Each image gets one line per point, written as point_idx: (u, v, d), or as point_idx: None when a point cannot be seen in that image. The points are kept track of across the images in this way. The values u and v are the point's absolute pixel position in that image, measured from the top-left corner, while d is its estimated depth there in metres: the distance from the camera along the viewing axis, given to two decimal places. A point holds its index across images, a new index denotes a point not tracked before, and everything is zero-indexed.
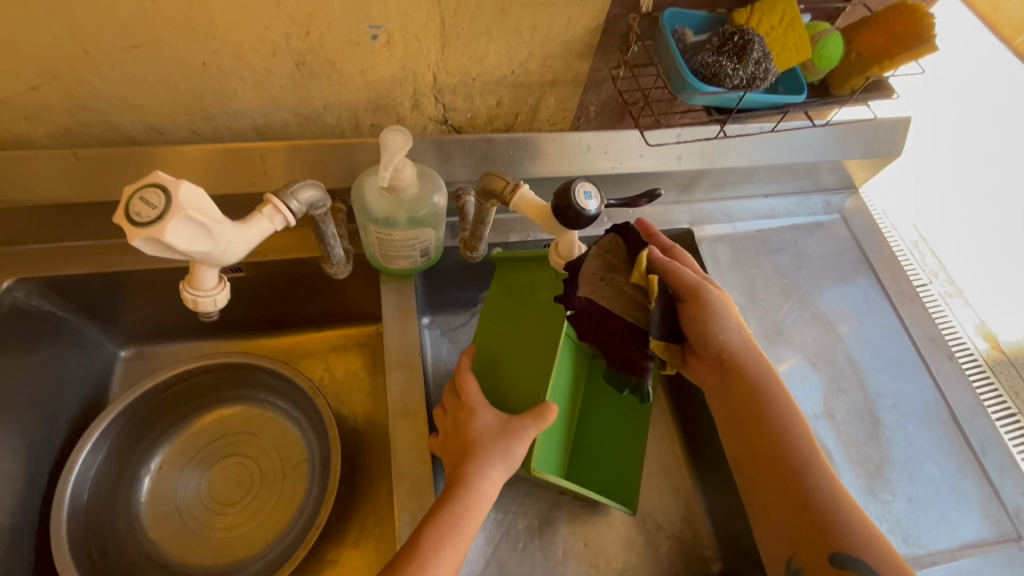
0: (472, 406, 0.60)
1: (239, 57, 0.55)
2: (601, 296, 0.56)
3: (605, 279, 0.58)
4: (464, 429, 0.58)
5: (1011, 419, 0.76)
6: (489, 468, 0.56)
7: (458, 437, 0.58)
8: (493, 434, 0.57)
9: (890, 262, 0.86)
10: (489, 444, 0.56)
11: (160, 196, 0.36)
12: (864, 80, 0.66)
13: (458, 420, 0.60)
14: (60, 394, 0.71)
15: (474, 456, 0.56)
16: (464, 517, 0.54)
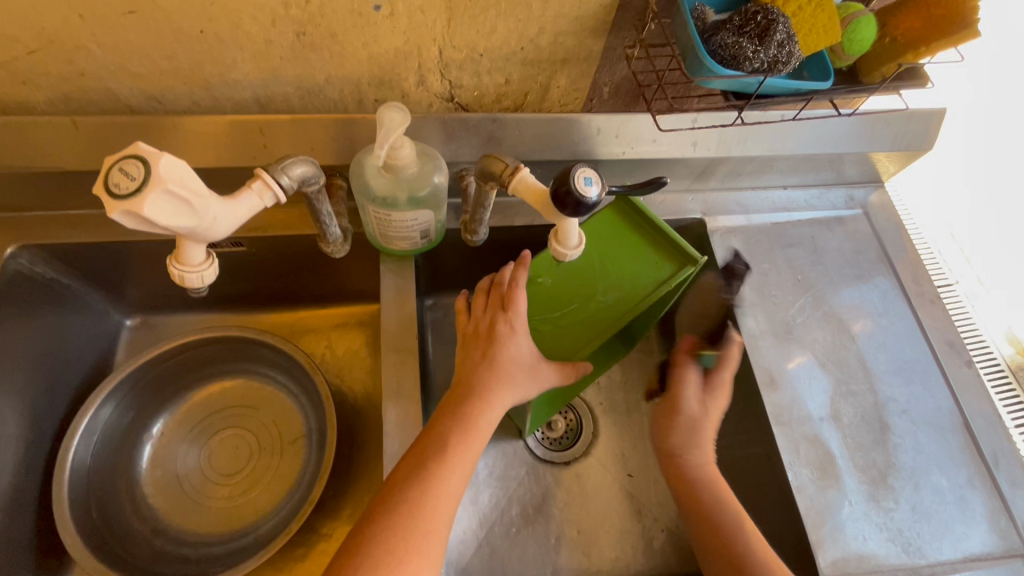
0: (516, 330, 0.59)
1: (238, 26, 0.53)
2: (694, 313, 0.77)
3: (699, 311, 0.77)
4: (501, 343, 0.58)
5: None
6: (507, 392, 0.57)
7: (491, 345, 0.58)
8: (524, 366, 0.58)
9: (913, 262, 0.82)
10: (516, 376, 0.57)
11: (139, 168, 0.35)
12: (896, 67, 0.62)
13: (495, 325, 0.59)
14: (64, 359, 0.72)
15: (501, 383, 0.57)
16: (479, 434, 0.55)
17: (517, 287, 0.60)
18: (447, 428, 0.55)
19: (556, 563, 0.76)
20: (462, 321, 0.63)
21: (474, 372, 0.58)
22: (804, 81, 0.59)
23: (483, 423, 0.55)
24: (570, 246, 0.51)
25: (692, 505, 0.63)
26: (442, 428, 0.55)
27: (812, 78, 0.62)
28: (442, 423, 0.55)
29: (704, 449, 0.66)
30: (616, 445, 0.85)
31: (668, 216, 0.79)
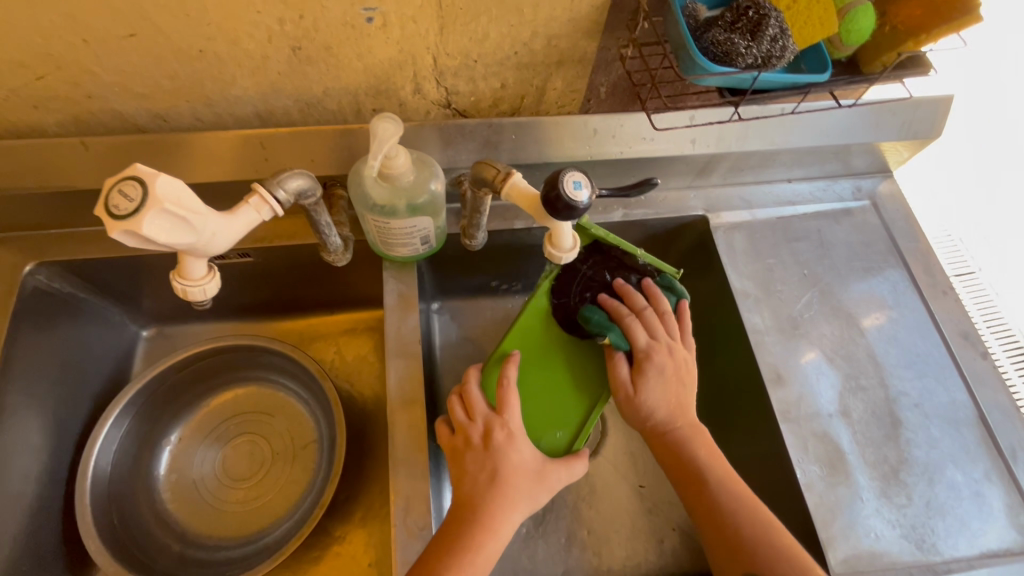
0: (513, 433, 0.59)
1: (235, 44, 0.55)
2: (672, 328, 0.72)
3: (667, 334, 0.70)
4: (500, 453, 0.58)
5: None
6: (512, 511, 0.56)
7: (492, 459, 0.57)
8: (528, 473, 0.58)
9: (925, 253, 0.80)
10: (520, 485, 0.57)
11: (137, 189, 0.36)
12: (896, 57, 0.60)
13: (492, 436, 0.59)
14: (84, 370, 0.74)
15: (508, 503, 0.56)
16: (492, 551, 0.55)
17: (508, 386, 0.61)
18: (447, 562, 0.53)
19: (567, 564, 0.76)
20: (447, 434, 0.61)
21: (472, 494, 0.56)
22: (802, 74, 0.59)
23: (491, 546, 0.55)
24: (565, 249, 0.52)
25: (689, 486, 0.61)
26: (445, 558, 0.53)
27: (810, 70, 0.61)
28: (440, 557, 0.53)
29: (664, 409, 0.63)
30: (624, 444, 0.85)
31: (670, 214, 0.79)
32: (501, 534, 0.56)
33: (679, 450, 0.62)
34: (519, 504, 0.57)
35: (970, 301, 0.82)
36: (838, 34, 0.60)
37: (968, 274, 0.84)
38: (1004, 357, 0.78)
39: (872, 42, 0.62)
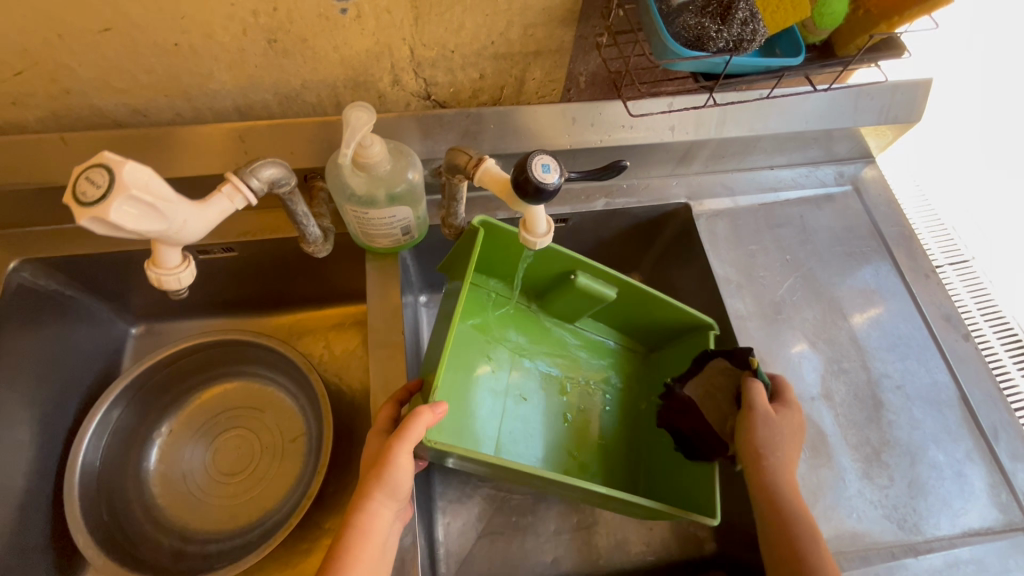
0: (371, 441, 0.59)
1: (210, 37, 0.55)
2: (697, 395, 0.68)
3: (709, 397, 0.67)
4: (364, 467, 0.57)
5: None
6: (366, 499, 0.52)
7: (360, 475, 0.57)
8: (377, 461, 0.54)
9: (907, 238, 0.81)
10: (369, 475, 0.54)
11: (105, 175, 0.38)
12: (869, 40, 0.60)
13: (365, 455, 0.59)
14: (72, 368, 0.75)
15: (360, 499, 0.52)
16: (365, 552, 0.51)
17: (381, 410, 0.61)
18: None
19: (556, 553, 0.74)
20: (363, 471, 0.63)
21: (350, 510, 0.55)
22: (775, 58, 0.59)
23: (364, 546, 0.51)
24: (539, 234, 0.53)
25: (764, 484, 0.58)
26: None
27: (784, 55, 0.62)
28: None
29: (784, 448, 0.60)
30: None
31: (652, 202, 0.79)
32: (361, 527, 0.51)
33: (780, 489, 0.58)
34: (378, 493, 0.52)
35: (961, 287, 0.81)
36: (812, 17, 0.60)
37: (962, 261, 0.83)
38: (996, 342, 0.77)
39: (846, 25, 0.62)
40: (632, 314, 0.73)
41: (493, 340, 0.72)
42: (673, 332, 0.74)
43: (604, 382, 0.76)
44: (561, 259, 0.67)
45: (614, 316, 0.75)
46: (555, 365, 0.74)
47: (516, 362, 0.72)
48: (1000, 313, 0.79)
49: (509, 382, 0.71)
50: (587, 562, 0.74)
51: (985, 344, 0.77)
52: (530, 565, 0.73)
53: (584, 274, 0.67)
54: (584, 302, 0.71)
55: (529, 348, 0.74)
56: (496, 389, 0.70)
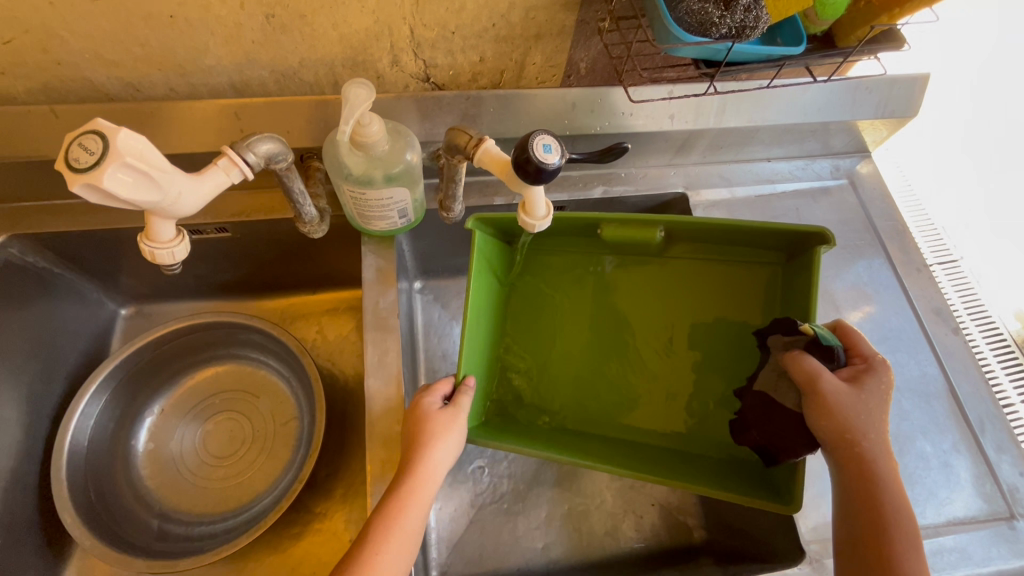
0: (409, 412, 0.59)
1: (207, 10, 0.54)
2: (777, 390, 0.59)
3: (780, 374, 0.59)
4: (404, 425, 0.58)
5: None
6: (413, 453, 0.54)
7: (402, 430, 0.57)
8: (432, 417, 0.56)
9: (900, 233, 0.81)
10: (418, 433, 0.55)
11: (98, 143, 0.40)
12: (869, 31, 0.60)
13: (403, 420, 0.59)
14: (60, 348, 0.74)
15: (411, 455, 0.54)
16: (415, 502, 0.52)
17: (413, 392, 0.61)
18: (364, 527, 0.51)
19: (547, 538, 0.74)
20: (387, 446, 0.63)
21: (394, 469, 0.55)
22: (777, 46, 0.59)
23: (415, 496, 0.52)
24: (538, 217, 0.55)
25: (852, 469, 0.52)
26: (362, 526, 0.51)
27: (785, 44, 0.62)
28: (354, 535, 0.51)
29: (880, 424, 0.53)
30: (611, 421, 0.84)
31: (650, 191, 0.79)
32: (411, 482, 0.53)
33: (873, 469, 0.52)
34: (440, 443, 0.54)
35: (953, 288, 0.82)
36: (815, 7, 0.59)
37: (953, 261, 0.84)
38: (988, 351, 0.77)
39: (848, 17, 0.62)
40: (717, 237, 0.66)
41: (541, 295, 0.74)
42: (776, 243, 0.65)
43: (702, 307, 0.70)
44: (584, 218, 0.66)
45: (700, 241, 0.68)
46: (643, 303, 0.72)
47: (593, 313, 0.73)
48: (987, 313, 0.80)
49: (566, 335, 0.73)
50: (577, 547, 0.74)
51: (973, 347, 0.77)
52: (520, 550, 0.73)
53: (610, 226, 0.66)
54: (636, 242, 0.68)
55: (603, 294, 0.73)
56: (575, 344, 0.72)
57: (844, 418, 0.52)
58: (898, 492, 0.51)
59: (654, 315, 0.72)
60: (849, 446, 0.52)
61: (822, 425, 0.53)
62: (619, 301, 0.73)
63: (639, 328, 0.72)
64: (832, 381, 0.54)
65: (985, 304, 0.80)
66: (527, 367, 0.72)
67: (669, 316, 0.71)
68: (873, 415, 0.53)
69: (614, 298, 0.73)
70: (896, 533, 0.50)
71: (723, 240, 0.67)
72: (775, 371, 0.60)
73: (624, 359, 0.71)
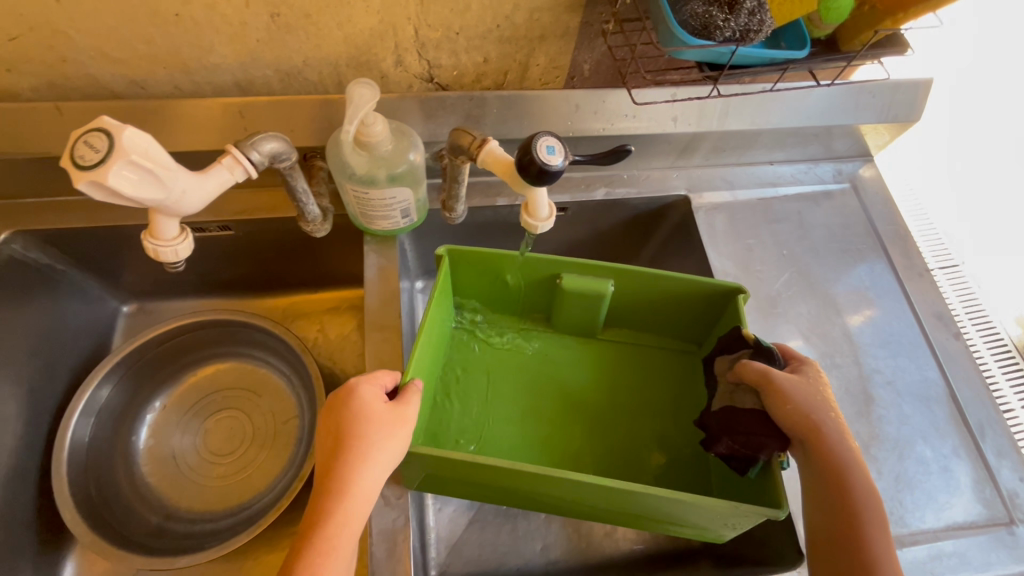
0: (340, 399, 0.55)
1: (212, 8, 0.55)
2: (737, 400, 0.60)
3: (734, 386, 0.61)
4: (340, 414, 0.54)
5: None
6: (352, 454, 0.51)
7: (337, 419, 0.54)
8: (373, 416, 0.53)
9: (902, 237, 0.81)
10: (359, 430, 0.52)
11: (104, 140, 0.40)
12: (874, 35, 0.60)
13: (334, 409, 0.55)
14: (62, 344, 0.74)
15: (352, 455, 0.51)
16: (349, 513, 0.50)
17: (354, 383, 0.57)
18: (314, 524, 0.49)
19: (547, 540, 0.74)
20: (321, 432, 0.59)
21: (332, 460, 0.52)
22: (781, 50, 0.59)
23: (349, 505, 0.50)
24: (541, 218, 0.55)
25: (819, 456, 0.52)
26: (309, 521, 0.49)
27: (788, 47, 0.62)
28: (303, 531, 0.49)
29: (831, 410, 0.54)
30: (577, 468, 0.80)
31: (652, 193, 0.79)
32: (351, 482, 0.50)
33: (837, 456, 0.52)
34: (376, 455, 0.51)
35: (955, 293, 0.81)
36: (818, 11, 0.60)
37: (954, 266, 0.84)
38: (989, 356, 0.77)
39: (851, 21, 0.63)
40: (651, 306, 0.71)
41: (481, 356, 0.74)
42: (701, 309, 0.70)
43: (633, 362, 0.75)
44: (542, 267, 0.68)
45: (636, 312, 0.73)
46: (586, 374, 0.74)
47: (540, 370, 0.73)
48: (989, 319, 0.79)
49: (512, 394, 0.71)
50: (576, 549, 0.74)
51: (978, 355, 0.77)
52: (519, 551, 0.73)
53: (570, 275, 0.67)
54: (582, 306, 0.71)
55: (549, 368, 0.74)
56: (526, 403, 0.70)
57: (801, 407, 0.54)
58: (866, 481, 0.51)
59: (594, 373, 0.74)
60: (812, 434, 0.53)
61: (784, 417, 0.54)
62: (562, 357, 0.75)
63: (584, 384, 0.73)
64: (783, 376, 0.56)
65: (987, 312, 0.80)
66: (473, 428, 0.68)
67: (608, 373, 0.74)
68: (827, 405, 0.55)
69: (555, 354, 0.75)
70: (869, 523, 0.49)
71: (653, 318, 0.73)
72: (729, 386, 0.62)
73: (577, 431, 0.69)
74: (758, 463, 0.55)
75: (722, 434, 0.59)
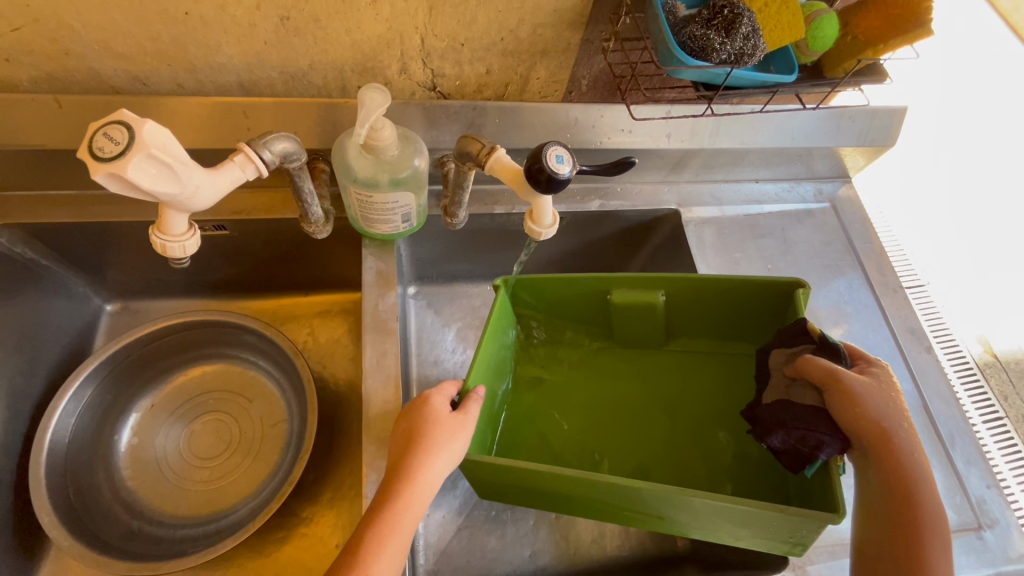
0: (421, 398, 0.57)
1: (222, 9, 0.55)
2: (794, 394, 0.60)
3: (791, 380, 0.61)
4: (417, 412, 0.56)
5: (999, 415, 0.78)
6: (421, 449, 0.53)
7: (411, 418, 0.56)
8: (443, 418, 0.55)
9: (878, 254, 0.86)
10: (431, 430, 0.54)
11: (124, 133, 0.40)
12: (856, 63, 0.64)
13: (411, 409, 0.57)
14: (43, 342, 0.72)
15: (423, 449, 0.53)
16: (411, 501, 0.51)
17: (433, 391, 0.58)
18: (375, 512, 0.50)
19: (535, 547, 0.74)
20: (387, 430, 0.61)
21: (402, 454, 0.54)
22: (770, 74, 0.62)
23: (412, 495, 0.51)
24: (545, 225, 0.57)
25: (888, 463, 0.53)
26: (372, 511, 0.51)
27: (778, 72, 0.65)
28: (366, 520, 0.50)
29: (902, 415, 0.55)
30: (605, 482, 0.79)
31: (645, 206, 0.82)
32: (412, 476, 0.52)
33: (904, 463, 0.53)
34: (440, 452, 0.53)
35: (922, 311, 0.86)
36: (804, 39, 0.64)
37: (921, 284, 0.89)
38: (954, 376, 0.80)
39: (834, 49, 0.66)
40: (710, 316, 0.72)
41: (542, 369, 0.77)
42: (757, 320, 0.71)
43: (691, 372, 0.75)
44: (594, 283, 0.69)
45: (693, 323, 0.74)
46: (644, 385, 0.75)
47: (595, 385, 0.75)
48: (953, 340, 0.83)
49: (568, 407, 0.73)
50: (564, 556, 0.74)
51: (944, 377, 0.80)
52: (508, 558, 0.73)
53: (621, 290, 0.69)
54: (638, 317, 0.72)
55: (603, 380, 0.75)
56: (580, 416, 0.73)
57: (874, 412, 0.54)
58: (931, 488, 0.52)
59: (652, 386, 0.75)
60: (881, 439, 0.54)
61: (855, 419, 0.55)
62: (619, 371, 0.76)
63: (639, 397, 0.74)
64: (853, 376, 0.56)
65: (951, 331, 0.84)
66: (529, 439, 0.70)
67: (665, 385, 0.74)
68: (900, 414, 0.55)
69: (612, 367, 0.77)
70: (928, 530, 0.50)
71: (711, 327, 0.73)
72: (784, 380, 0.62)
73: (636, 442, 0.70)
74: (814, 463, 0.55)
75: (776, 425, 0.58)
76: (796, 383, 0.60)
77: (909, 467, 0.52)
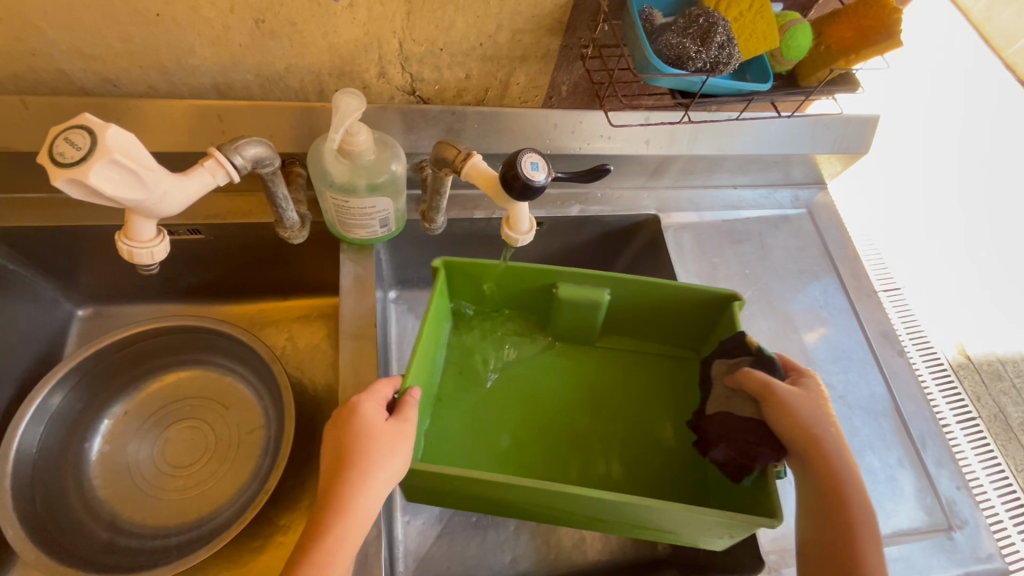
0: (351, 405, 0.55)
1: (195, 11, 0.54)
2: (734, 405, 0.63)
3: (732, 391, 0.63)
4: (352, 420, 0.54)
5: (970, 417, 0.80)
6: (362, 458, 0.52)
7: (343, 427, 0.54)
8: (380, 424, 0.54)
9: (852, 259, 0.87)
10: (369, 437, 0.53)
11: (86, 138, 0.39)
12: (829, 73, 0.65)
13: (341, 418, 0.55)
14: (10, 348, 0.70)
15: (364, 459, 0.51)
16: (358, 511, 0.50)
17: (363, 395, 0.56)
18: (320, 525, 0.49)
19: (514, 553, 0.74)
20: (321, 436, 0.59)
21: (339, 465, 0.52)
22: (746, 83, 0.63)
23: (357, 504, 0.50)
24: (522, 231, 0.57)
25: (818, 466, 0.54)
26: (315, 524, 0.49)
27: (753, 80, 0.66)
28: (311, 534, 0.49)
29: (831, 421, 0.56)
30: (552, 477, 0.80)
31: (624, 212, 0.82)
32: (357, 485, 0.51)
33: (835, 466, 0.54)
34: (382, 458, 0.52)
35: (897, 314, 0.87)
36: (780, 49, 0.64)
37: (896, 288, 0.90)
38: (931, 379, 0.82)
39: (808, 59, 0.67)
40: (653, 315, 0.72)
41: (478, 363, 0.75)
42: (697, 323, 0.72)
43: (629, 369, 0.76)
44: (537, 275, 0.69)
45: (637, 322, 0.74)
46: (583, 381, 0.75)
47: (534, 380, 0.74)
48: (928, 343, 0.85)
49: (505, 402, 0.72)
50: (544, 562, 0.73)
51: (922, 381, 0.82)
52: (487, 565, 0.72)
53: (565, 284, 0.69)
54: (581, 313, 0.71)
55: (542, 375, 0.75)
56: (520, 412, 0.72)
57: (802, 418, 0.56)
58: (859, 489, 0.53)
59: (589, 381, 0.75)
60: (811, 444, 0.55)
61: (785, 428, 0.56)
62: (558, 368, 0.76)
63: (580, 393, 0.74)
64: (784, 387, 0.58)
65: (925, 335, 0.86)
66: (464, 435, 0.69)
67: (604, 381, 0.75)
68: (828, 418, 0.57)
69: (551, 363, 0.76)
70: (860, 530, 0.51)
71: (653, 327, 0.74)
72: (724, 391, 0.64)
73: (576, 439, 0.70)
74: (750, 473, 0.57)
75: (719, 440, 0.62)
76: (735, 394, 0.63)
77: (839, 469, 0.54)
